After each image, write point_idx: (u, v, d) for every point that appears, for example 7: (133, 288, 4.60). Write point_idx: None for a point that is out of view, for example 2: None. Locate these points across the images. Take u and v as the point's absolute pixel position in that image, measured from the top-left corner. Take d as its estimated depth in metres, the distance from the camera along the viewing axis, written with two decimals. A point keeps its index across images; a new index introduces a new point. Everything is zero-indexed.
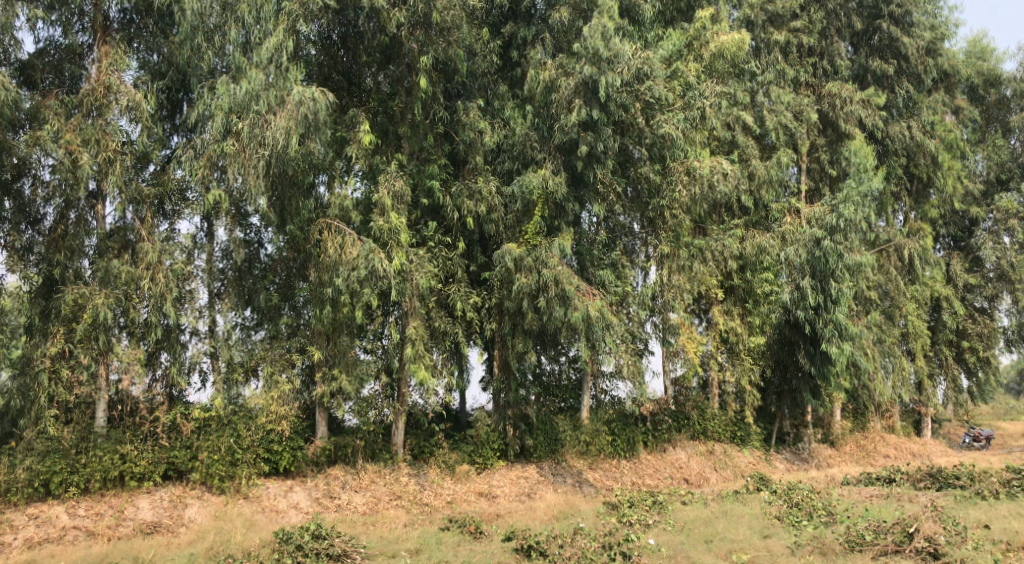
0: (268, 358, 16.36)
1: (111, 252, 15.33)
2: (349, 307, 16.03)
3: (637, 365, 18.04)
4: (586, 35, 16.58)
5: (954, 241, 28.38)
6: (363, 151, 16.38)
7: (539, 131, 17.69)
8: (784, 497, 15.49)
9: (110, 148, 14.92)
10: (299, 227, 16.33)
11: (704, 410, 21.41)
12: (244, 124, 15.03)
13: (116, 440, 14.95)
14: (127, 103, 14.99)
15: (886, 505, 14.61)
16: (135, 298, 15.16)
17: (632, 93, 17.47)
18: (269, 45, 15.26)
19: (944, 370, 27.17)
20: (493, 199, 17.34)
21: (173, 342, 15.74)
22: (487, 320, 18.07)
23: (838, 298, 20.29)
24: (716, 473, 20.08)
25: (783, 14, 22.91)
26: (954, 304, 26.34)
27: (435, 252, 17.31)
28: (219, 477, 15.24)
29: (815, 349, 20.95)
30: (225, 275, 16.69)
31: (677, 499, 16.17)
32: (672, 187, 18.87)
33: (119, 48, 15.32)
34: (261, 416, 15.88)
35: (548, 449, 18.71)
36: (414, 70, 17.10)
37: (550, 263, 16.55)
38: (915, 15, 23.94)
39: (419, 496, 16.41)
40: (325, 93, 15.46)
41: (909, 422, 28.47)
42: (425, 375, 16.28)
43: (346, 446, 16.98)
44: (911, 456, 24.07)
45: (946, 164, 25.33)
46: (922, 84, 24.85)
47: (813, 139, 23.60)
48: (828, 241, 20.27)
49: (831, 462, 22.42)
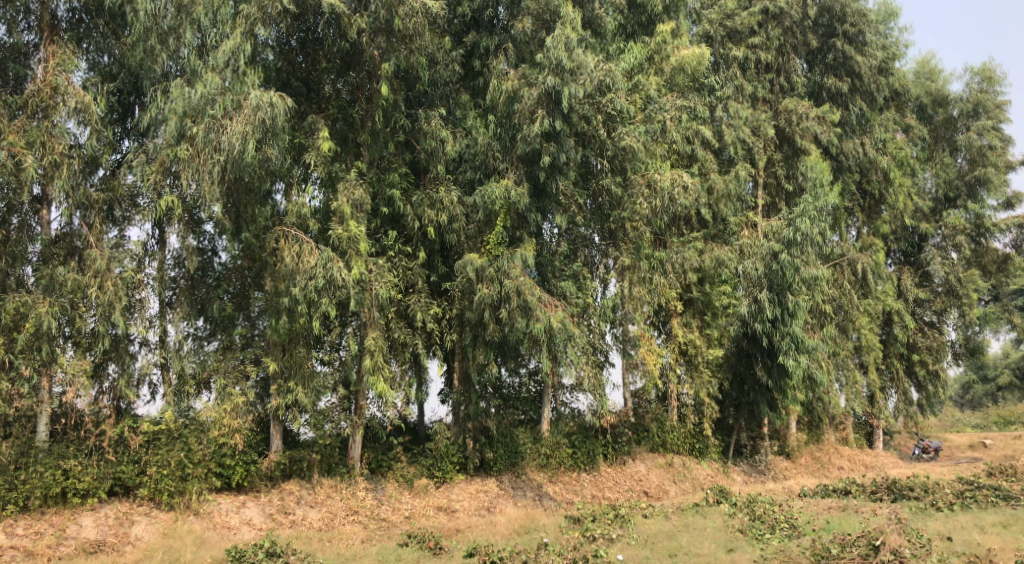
0: (221, 369, 15.96)
1: (56, 259, 14.80)
2: (305, 316, 15.58)
3: (597, 378, 17.94)
4: (550, 45, 16.52)
5: (904, 257, 28.74)
6: (322, 158, 16.07)
7: (502, 141, 17.55)
8: (745, 509, 15.49)
9: (56, 151, 14.39)
10: (255, 235, 15.99)
11: (664, 422, 21.51)
12: (199, 128, 14.59)
13: (59, 455, 14.35)
14: (75, 105, 14.48)
15: (847, 516, 14.72)
16: (81, 307, 14.56)
17: (594, 104, 17.35)
18: (225, 48, 14.86)
19: (896, 383, 27.66)
20: (455, 209, 17.15)
21: (121, 353, 15.26)
22: (447, 331, 17.81)
23: (795, 311, 20.42)
24: (675, 485, 19.95)
25: (741, 30, 23.16)
26: (905, 318, 26.83)
27: (395, 261, 17.08)
28: (167, 493, 14.69)
29: (772, 361, 21.16)
30: (177, 283, 16.18)
31: (639, 512, 16.06)
32: (633, 200, 18.66)
33: (68, 48, 14.77)
34: (213, 429, 15.37)
35: (508, 462, 18.52)
36: (374, 78, 16.91)
37: (511, 274, 16.40)
38: (867, 35, 24.35)
39: (376, 511, 16.04)
40: (283, 98, 15.10)
41: (862, 434, 28.92)
42: (384, 388, 16.06)
43: (301, 460, 16.63)
44: (865, 468, 24.39)
45: (897, 181, 25.99)
46: (875, 102, 25.31)
47: (770, 154, 23.89)
48: (785, 255, 20.40)
49: (787, 474, 22.62)
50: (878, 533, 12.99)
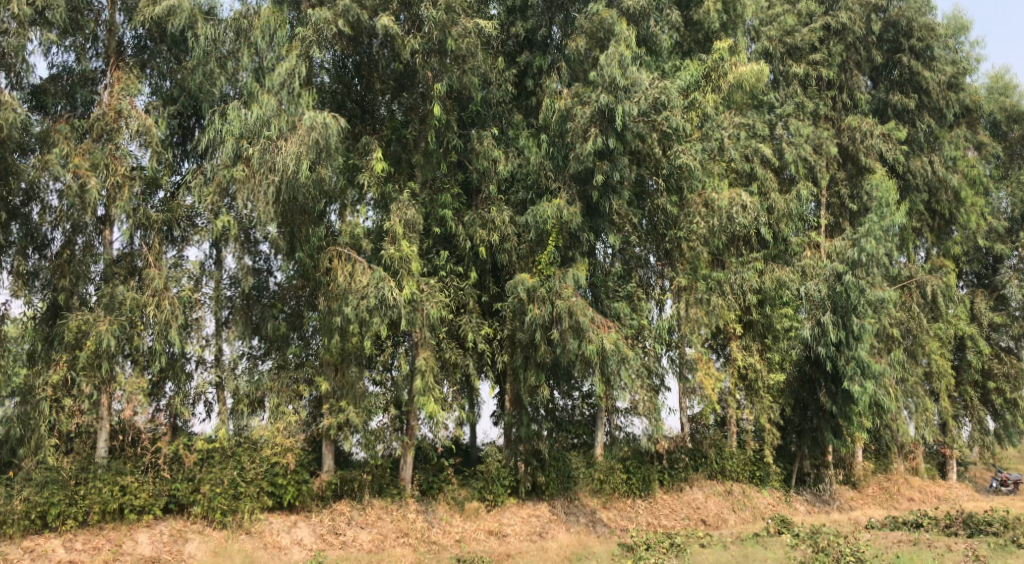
0: (274, 388, 16.01)
1: (116, 279, 15.13)
2: (358, 336, 15.61)
3: (653, 401, 17.61)
4: (603, 63, 16.32)
5: (977, 278, 27.87)
6: (375, 179, 16.18)
7: (554, 160, 17.47)
8: (808, 542, 14.83)
9: (119, 173, 14.77)
10: (309, 254, 16.05)
11: (723, 448, 20.87)
12: (254, 149, 14.77)
13: (117, 471, 14.48)
14: (137, 128, 14.86)
15: (918, 551, 13.99)
16: (140, 326, 14.78)
17: (649, 122, 17.12)
18: (281, 71, 15.11)
19: (970, 412, 26.38)
20: (507, 229, 17.08)
21: (178, 371, 15.40)
22: (499, 352, 17.64)
23: (860, 334, 19.88)
24: (734, 514, 19.32)
25: (802, 47, 22.65)
26: (979, 343, 25.69)
27: (446, 281, 17.01)
28: (221, 511, 14.76)
29: (836, 387, 20.56)
30: (233, 302, 16.31)
31: (695, 541, 15.54)
32: (690, 220, 18.53)
33: (132, 74, 15.21)
34: (266, 448, 15.47)
35: (561, 487, 18.07)
36: (428, 98, 16.90)
37: (563, 294, 16.21)
38: (936, 49, 23.62)
39: (427, 533, 15.86)
40: (337, 118, 15.25)
41: (934, 464, 27.68)
42: (434, 409, 15.85)
43: (353, 480, 16.51)
44: (937, 500, 23.28)
45: (969, 200, 25.04)
46: (944, 119, 24.44)
47: (833, 173, 23.28)
48: (849, 276, 19.94)
49: (853, 505, 21.75)
50: None
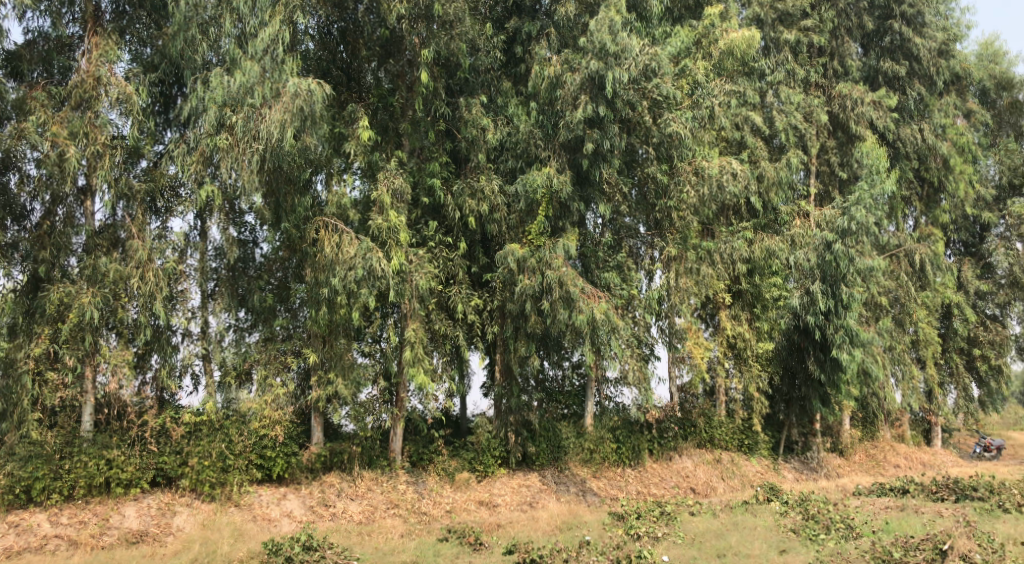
0: (262, 360, 15.82)
1: (99, 250, 14.81)
2: (346, 307, 15.43)
3: (643, 370, 17.64)
4: (593, 29, 16.05)
5: (964, 248, 28.06)
6: (362, 147, 15.91)
7: (544, 129, 17.16)
8: (797, 509, 14.91)
9: (99, 141, 14.42)
10: (294, 225, 15.79)
11: (711, 417, 20.93)
12: (238, 117, 14.50)
13: (103, 445, 14.37)
14: (117, 96, 14.52)
15: (907, 517, 14.08)
16: (123, 297, 14.57)
17: (639, 90, 16.95)
18: (263, 36, 14.66)
19: (955, 379, 26.57)
20: (496, 199, 16.85)
21: (164, 344, 15.21)
22: (489, 323, 17.53)
23: (849, 303, 19.84)
24: (723, 482, 19.46)
25: (793, 13, 22.36)
26: (965, 311, 25.83)
27: (435, 252, 16.80)
28: (209, 484, 14.66)
29: (825, 355, 20.55)
30: (218, 274, 16.07)
31: (685, 509, 15.60)
32: (680, 188, 18.38)
33: (110, 40, 14.79)
34: (254, 420, 15.35)
35: (551, 457, 18.19)
36: (415, 65, 16.70)
37: (553, 264, 16.07)
38: (927, 16, 23.43)
39: (417, 504, 15.84)
40: (322, 85, 14.95)
41: (919, 431, 27.92)
42: (425, 380, 15.69)
43: (342, 452, 16.49)
44: (922, 466, 23.52)
45: (958, 168, 24.88)
46: (934, 86, 24.30)
47: (823, 141, 23.11)
48: (839, 245, 19.78)
49: (840, 472, 21.93)
50: (945, 536, 12.34)
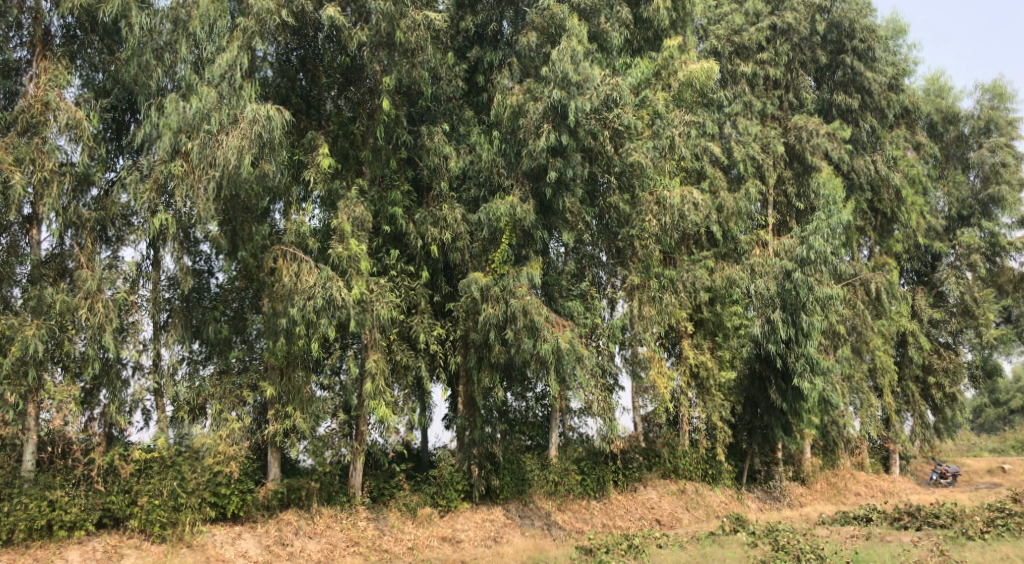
0: (216, 394, 15.33)
1: (45, 280, 14.25)
2: (304, 339, 15.11)
3: (607, 401, 17.50)
4: (555, 58, 16.06)
5: (917, 277, 28.32)
6: (322, 175, 15.64)
7: (507, 157, 17.11)
8: (766, 539, 14.80)
9: (46, 168, 13.90)
10: (252, 254, 15.44)
11: (675, 447, 20.86)
12: (194, 144, 14.14)
13: (45, 485, 13.70)
14: (67, 121, 14.02)
15: (875, 546, 14.05)
16: (71, 329, 14.03)
17: (600, 120, 16.92)
18: (221, 61, 14.36)
19: (911, 406, 26.90)
20: (459, 226, 16.71)
21: (112, 379, 14.68)
22: (451, 353, 17.27)
23: (809, 331, 19.95)
24: (688, 513, 19.24)
25: (749, 46, 22.76)
26: (920, 339, 26.24)
27: (397, 281, 16.54)
28: (159, 524, 14.03)
29: (786, 384, 20.57)
30: (171, 305, 15.64)
31: (653, 542, 15.37)
32: (642, 217, 18.26)
33: (60, 64, 14.37)
34: (208, 457, 14.75)
35: (515, 490, 17.78)
36: (376, 93, 16.49)
37: (517, 293, 15.85)
38: (877, 51, 24.03)
39: (378, 541, 15.36)
40: (281, 111, 14.67)
41: (878, 459, 28.11)
42: (385, 412, 15.46)
43: (300, 488, 15.93)
44: (882, 493, 23.65)
45: (910, 199, 25.31)
46: (885, 119, 24.87)
47: (780, 172, 23.40)
48: (797, 273, 19.99)
49: (803, 501, 21.86)
50: None
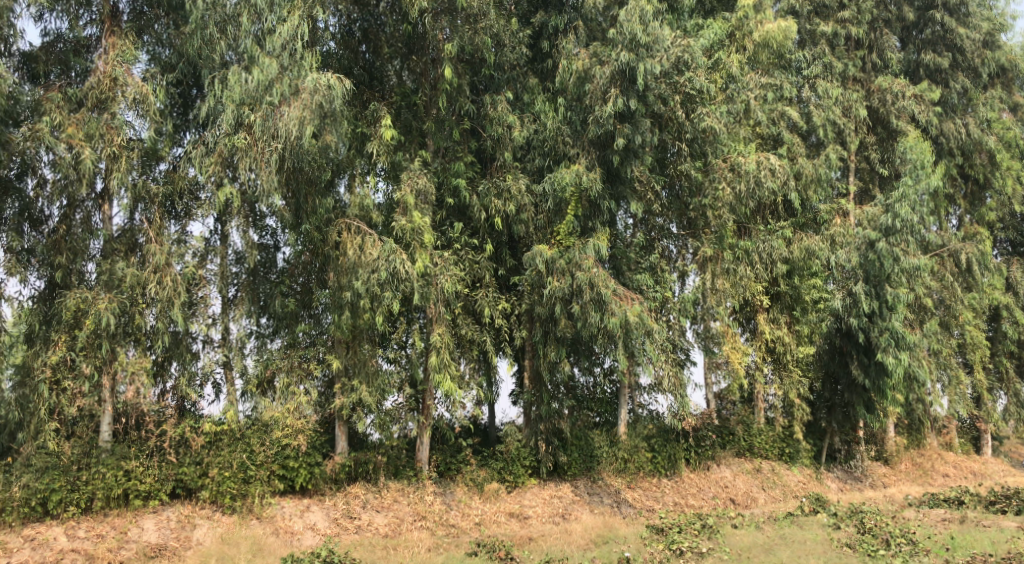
0: (284, 367, 15.38)
1: (116, 255, 14.48)
2: (369, 312, 14.98)
3: (678, 376, 16.96)
4: (623, 19, 15.41)
5: (1012, 247, 26.62)
6: (384, 147, 15.51)
7: (572, 125, 16.58)
8: (849, 522, 14.06)
9: (115, 143, 14.07)
10: (316, 227, 15.30)
11: (750, 425, 20.19)
12: (256, 116, 14.08)
13: (121, 455, 13.96)
14: (134, 96, 14.13)
15: (971, 531, 13.22)
16: (141, 303, 14.19)
17: (671, 84, 16.40)
18: (282, 33, 14.23)
19: (1005, 384, 25.38)
20: (523, 198, 16.18)
21: (183, 351, 14.87)
22: (517, 328, 16.94)
23: (894, 304, 18.97)
24: (764, 492, 18.58)
25: (829, 4, 21.63)
26: (1015, 313, 24.73)
27: (461, 254, 16.26)
28: (230, 496, 14.20)
29: (869, 359, 19.64)
30: (239, 279, 15.66)
31: (728, 522, 14.81)
32: (715, 185, 17.52)
33: (128, 40, 14.47)
34: (277, 429, 14.77)
35: (583, 466, 17.50)
36: (438, 62, 16.20)
37: (583, 265, 15.33)
38: (970, 5, 22.58)
39: (445, 516, 15.22)
40: (342, 80, 14.51)
41: (968, 439, 26.69)
42: (451, 387, 15.29)
43: (367, 462, 15.92)
44: (971, 475, 22.47)
45: (1005, 164, 23.90)
46: (979, 79, 23.34)
47: (863, 138, 22.17)
48: (882, 243, 19.06)
49: (886, 482, 20.90)
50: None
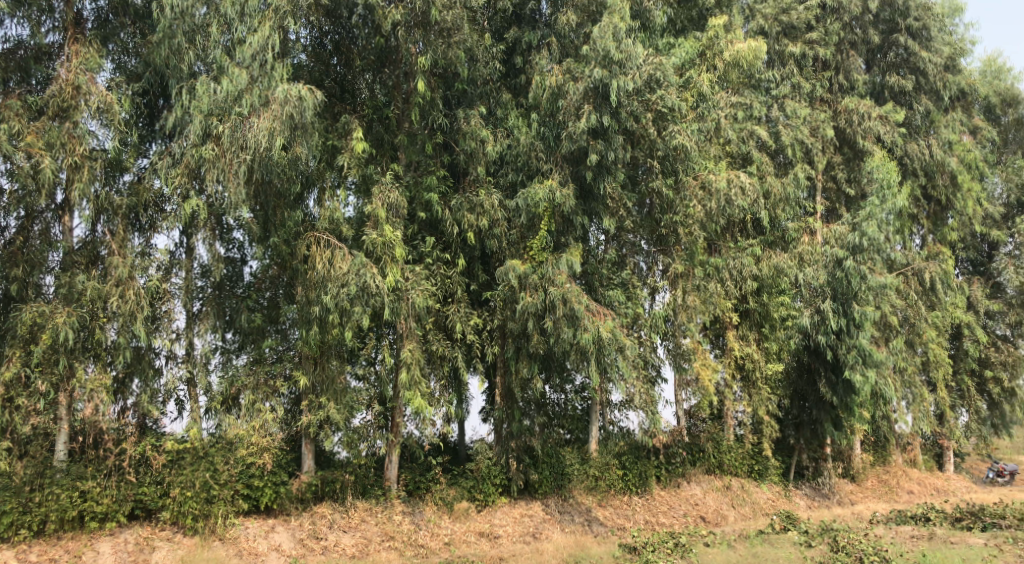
0: (250, 384, 14.97)
1: (77, 267, 14.04)
2: (339, 328, 14.68)
3: (649, 393, 16.84)
4: (596, 35, 15.39)
5: (973, 266, 27.09)
6: (356, 160, 15.25)
7: (545, 141, 16.50)
8: (821, 540, 14.05)
9: (77, 153, 13.67)
10: (284, 240, 15.09)
11: (720, 442, 20.03)
12: (224, 127, 13.78)
13: (77, 475, 13.46)
14: (98, 105, 13.79)
15: (942, 548, 13.26)
16: (101, 318, 13.81)
17: (643, 102, 16.36)
18: (254, 43, 14.02)
19: (967, 401, 25.74)
20: (496, 213, 16.14)
21: (145, 367, 14.45)
22: (488, 344, 16.77)
23: (861, 322, 19.08)
24: (734, 510, 18.58)
25: (797, 25, 21.95)
26: (976, 331, 25.13)
27: (433, 269, 16.06)
28: (192, 517, 13.74)
29: (836, 377, 19.81)
30: (204, 293, 15.23)
31: (700, 540, 14.72)
32: (686, 203, 17.61)
33: (92, 48, 14.11)
34: (241, 448, 14.42)
35: (554, 485, 17.29)
36: (411, 76, 16.07)
37: (557, 281, 15.28)
38: (933, 30, 23.04)
39: (414, 536, 14.94)
40: (314, 91, 14.27)
41: (931, 456, 26.97)
42: (421, 404, 14.97)
43: (334, 481, 15.56)
44: (935, 492, 22.69)
45: (966, 185, 24.33)
46: (941, 101, 23.75)
47: (830, 157, 22.46)
48: (850, 262, 19.18)
49: (853, 499, 21.00)
50: None
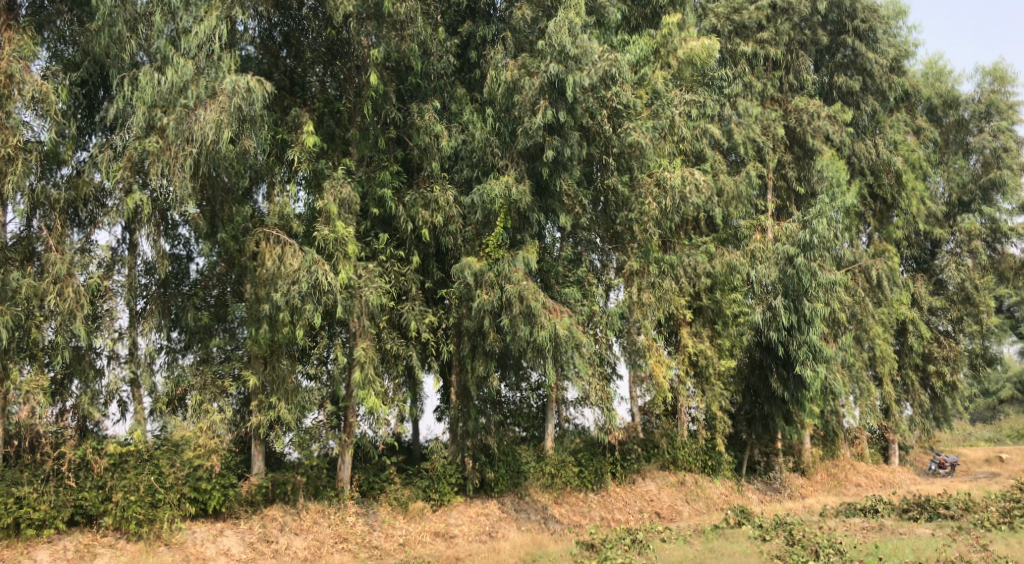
0: (196, 385, 14.67)
1: (11, 264, 13.33)
2: (289, 326, 14.40)
3: (604, 389, 16.84)
4: (552, 31, 15.24)
5: (916, 264, 27.59)
6: (307, 154, 14.91)
7: (501, 136, 16.35)
8: (776, 533, 14.17)
9: (11, 144, 13.06)
10: (232, 236, 14.68)
11: (675, 438, 20.15)
12: (169, 118, 13.26)
13: (12, 481, 12.84)
14: (32, 94, 13.22)
15: (893, 539, 13.45)
16: (38, 317, 13.26)
17: (598, 98, 16.28)
18: (199, 33, 13.56)
19: (911, 395, 26.36)
20: (451, 209, 15.95)
21: (85, 367, 13.95)
22: (443, 341, 16.57)
23: (811, 318, 19.42)
24: (688, 505, 18.59)
25: (748, 25, 22.18)
26: (920, 327, 25.72)
27: (387, 266, 15.84)
28: (136, 522, 13.21)
29: (788, 372, 20.21)
30: (148, 291, 14.82)
31: (656, 535, 14.73)
32: (641, 200, 17.50)
33: (25, 35, 13.50)
34: (187, 450, 13.97)
35: (510, 483, 17.10)
36: (364, 69, 15.74)
37: (513, 278, 15.13)
38: (879, 31, 23.41)
39: (368, 537, 14.69)
40: (263, 82, 13.83)
41: (877, 449, 27.57)
42: (376, 403, 14.74)
43: (285, 483, 15.14)
44: (882, 484, 23.16)
45: (910, 184, 24.61)
46: (886, 102, 24.30)
47: (780, 156, 22.73)
48: (800, 260, 19.39)
49: (804, 492, 21.27)
50: None
